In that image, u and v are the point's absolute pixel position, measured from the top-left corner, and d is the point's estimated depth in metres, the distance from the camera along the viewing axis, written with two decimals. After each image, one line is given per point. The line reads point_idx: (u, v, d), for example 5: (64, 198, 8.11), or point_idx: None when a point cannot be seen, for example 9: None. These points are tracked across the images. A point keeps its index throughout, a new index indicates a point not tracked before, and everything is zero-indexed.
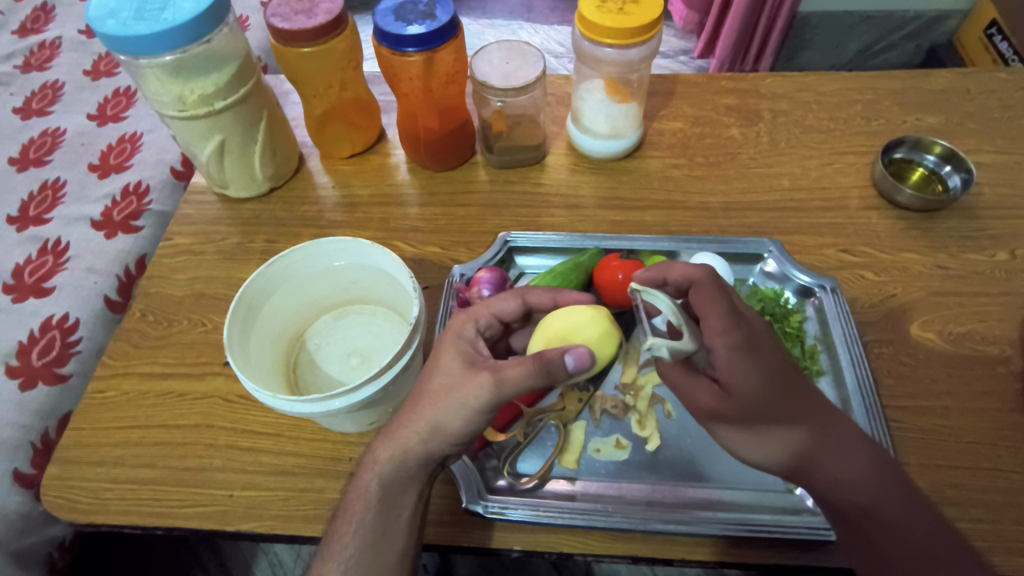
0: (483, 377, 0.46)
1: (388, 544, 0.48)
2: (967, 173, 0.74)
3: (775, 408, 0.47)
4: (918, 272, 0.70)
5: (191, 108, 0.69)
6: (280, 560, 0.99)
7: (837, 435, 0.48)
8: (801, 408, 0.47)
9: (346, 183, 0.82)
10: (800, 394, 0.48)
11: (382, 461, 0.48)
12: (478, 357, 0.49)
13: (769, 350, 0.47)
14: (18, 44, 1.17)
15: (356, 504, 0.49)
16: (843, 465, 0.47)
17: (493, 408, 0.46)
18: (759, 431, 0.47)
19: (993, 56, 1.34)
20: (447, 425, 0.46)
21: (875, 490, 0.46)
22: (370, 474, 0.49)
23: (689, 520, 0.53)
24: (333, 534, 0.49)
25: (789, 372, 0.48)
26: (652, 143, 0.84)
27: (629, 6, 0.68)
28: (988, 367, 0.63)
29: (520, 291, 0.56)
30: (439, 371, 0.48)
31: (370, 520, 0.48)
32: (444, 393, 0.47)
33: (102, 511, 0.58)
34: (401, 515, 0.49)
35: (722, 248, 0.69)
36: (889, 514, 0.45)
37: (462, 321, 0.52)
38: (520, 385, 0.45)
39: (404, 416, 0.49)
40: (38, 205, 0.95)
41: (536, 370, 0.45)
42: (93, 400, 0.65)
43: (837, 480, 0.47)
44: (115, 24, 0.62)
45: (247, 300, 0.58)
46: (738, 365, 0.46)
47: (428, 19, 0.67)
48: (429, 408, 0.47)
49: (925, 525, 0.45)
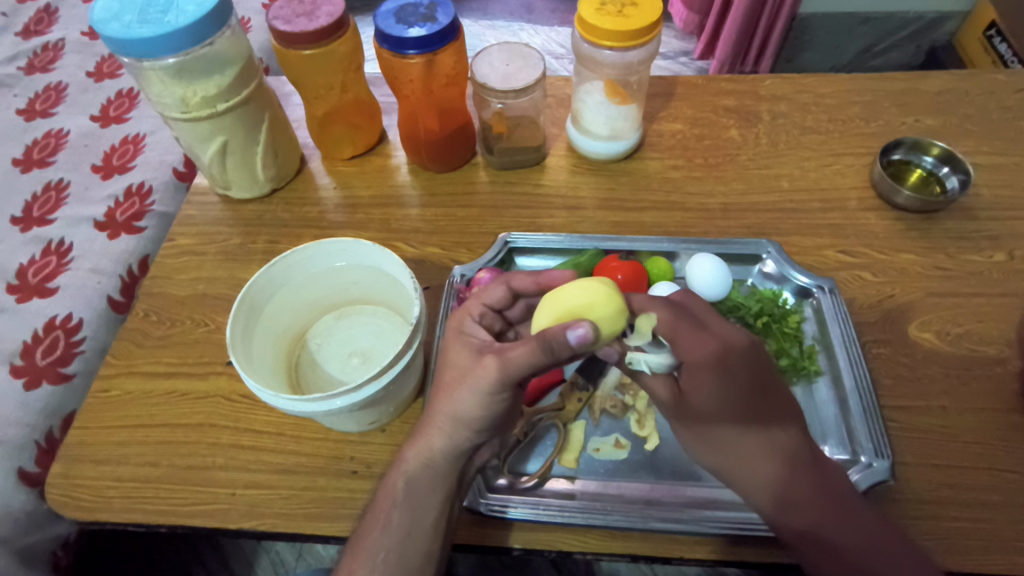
0: (489, 360, 0.47)
1: (416, 544, 0.48)
2: (965, 173, 0.75)
3: (734, 420, 0.48)
4: (916, 273, 0.71)
5: (195, 110, 0.69)
6: (282, 559, 1.00)
7: (799, 455, 0.48)
8: (762, 421, 0.48)
9: (347, 184, 0.83)
10: (766, 408, 0.48)
11: (409, 460, 0.50)
12: (484, 345, 0.50)
13: (740, 367, 0.47)
14: (21, 45, 1.18)
15: (384, 503, 0.49)
16: (796, 485, 0.47)
17: (507, 387, 0.47)
18: (714, 438, 0.48)
19: (993, 57, 1.34)
20: (463, 411, 0.48)
21: (822, 515, 0.47)
22: (397, 473, 0.50)
23: (687, 519, 0.53)
24: (362, 531, 0.50)
25: (753, 391, 0.48)
26: (652, 144, 0.84)
27: (629, 9, 0.69)
28: (985, 367, 0.63)
29: (502, 279, 0.56)
30: (449, 366, 0.50)
31: (399, 519, 0.49)
32: (458, 383, 0.48)
33: (106, 509, 0.59)
34: (427, 516, 0.49)
35: (721, 249, 0.70)
36: (834, 534, 0.46)
37: (460, 317, 0.54)
38: (525, 363, 0.45)
39: (428, 417, 0.50)
40: (42, 206, 0.96)
41: (537, 348, 0.45)
42: (97, 399, 0.66)
43: (787, 498, 0.47)
44: (119, 26, 0.63)
45: (249, 300, 0.59)
46: (703, 385, 0.47)
47: (429, 22, 0.68)
48: (446, 402, 0.49)
49: (873, 546, 0.46)
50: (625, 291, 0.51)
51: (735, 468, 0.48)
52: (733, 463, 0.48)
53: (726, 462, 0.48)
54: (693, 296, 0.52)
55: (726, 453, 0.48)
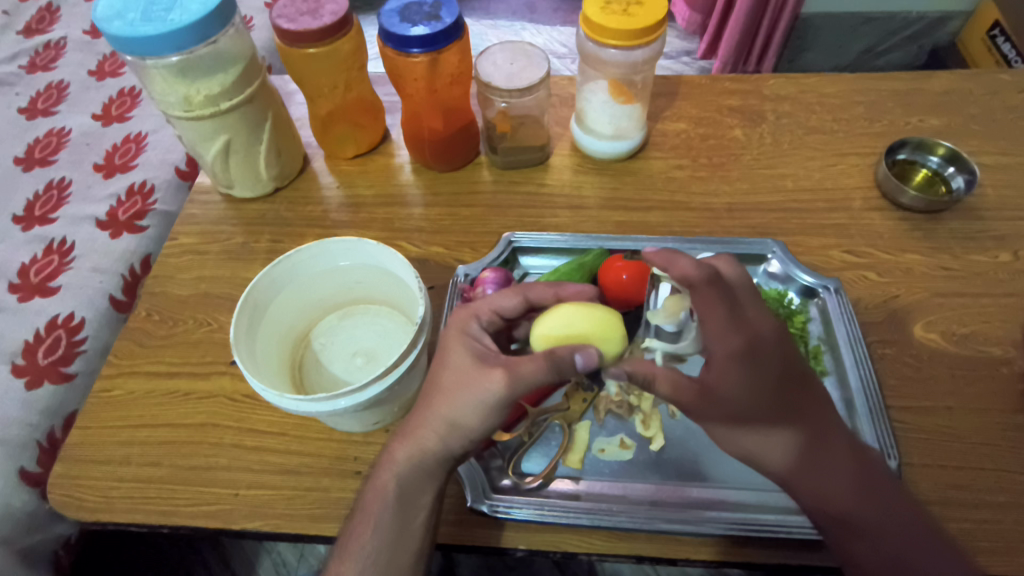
0: (497, 373, 0.46)
1: (405, 544, 0.49)
2: (970, 173, 0.74)
3: (765, 414, 0.47)
4: (921, 273, 0.70)
5: (197, 108, 0.69)
6: (283, 559, 1.00)
7: (825, 441, 0.48)
8: (790, 410, 0.48)
9: (350, 183, 0.83)
10: (794, 398, 0.48)
11: (400, 460, 0.49)
12: (489, 352, 0.49)
13: (769, 357, 0.46)
14: (23, 44, 1.18)
15: (374, 504, 0.49)
16: (827, 472, 0.47)
17: (512, 403, 0.47)
18: (742, 434, 0.48)
19: (996, 57, 1.34)
20: (464, 421, 0.47)
21: (854, 500, 0.46)
22: (388, 474, 0.49)
23: (693, 520, 0.53)
24: (350, 533, 0.49)
25: (781, 378, 0.47)
26: (656, 144, 0.84)
27: (634, 7, 0.68)
28: (991, 368, 0.63)
29: (519, 288, 0.55)
30: (449, 369, 0.49)
31: (388, 520, 0.48)
32: (459, 391, 0.47)
33: (108, 509, 0.59)
34: (417, 516, 0.49)
35: (726, 249, 0.70)
36: (870, 523, 0.46)
37: (465, 318, 0.52)
38: (534, 380, 0.46)
39: (421, 416, 0.49)
40: (44, 205, 0.95)
41: (549, 366, 0.46)
42: (99, 399, 0.66)
43: (820, 488, 0.47)
44: (123, 24, 0.62)
45: (253, 300, 0.59)
46: (731, 374, 0.46)
47: (433, 20, 0.67)
48: (445, 407, 0.48)
49: (908, 533, 0.46)
50: (666, 258, 0.45)
51: (765, 460, 0.48)
52: (764, 454, 0.48)
53: (756, 456, 0.48)
54: (736, 272, 0.48)
55: (757, 444, 0.48)
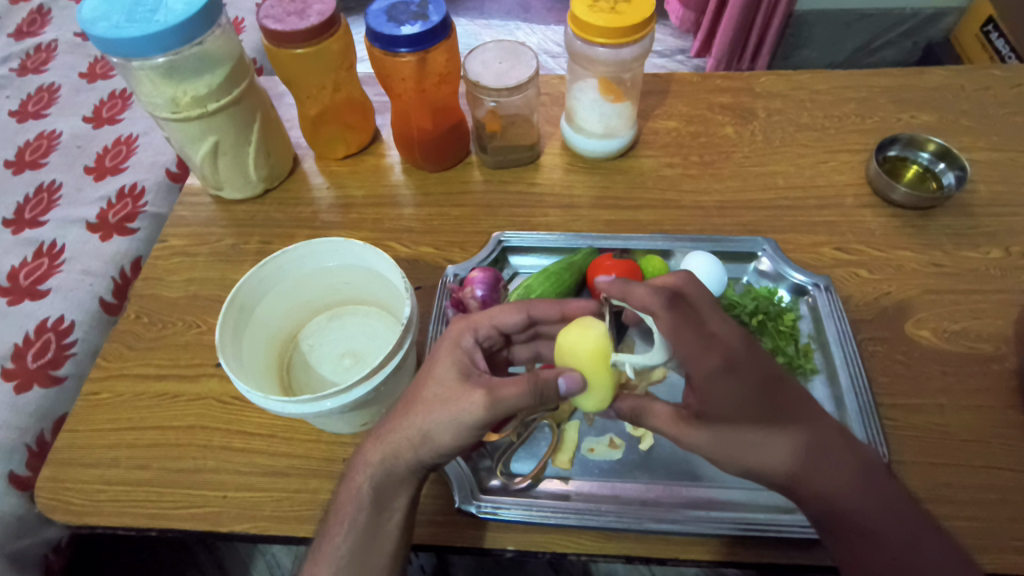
0: (478, 393, 0.45)
1: (378, 546, 0.48)
2: (961, 170, 0.74)
3: (756, 419, 0.46)
4: (912, 270, 0.70)
5: (185, 110, 0.69)
6: (278, 561, 0.99)
7: (823, 440, 0.47)
8: (780, 416, 0.46)
9: (340, 184, 0.82)
10: (783, 401, 0.47)
11: (373, 463, 0.48)
12: (475, 369, 0.49)
13: (746, 363, 0.47)
14: (14, 47, 1.18)
15: (348, 505, 0.49)
16: (828, 471, 0.46)
17: (488, 425, 0.46)
18: (739, 444, 0.46)
19: (990, 53, 1.34)
20: (437, 435, 0.46)
21: (856, 497, 0.46)
22: (363, 475, 0.48)
23: (684, 520, 0.53)
24: (324, 535, 0.49)
25: (764, 386, 0.47)
26: (647, 142, 0.84)
27: (622, 5, 0.68)
28: (982, 365, 0.62)
29: (524, 304, 0.56)
30: (433, 381, 0.48)
31: (362, 522, 0.48)
32: (439, 404, 0.46)
33: (96, 512, 0.58)
34: (392, 518, 0.49)
35: (716, 247, 0.69)
36: (872, 521, 0.45)
37: (462, 329, 0.52)
38: (513, 405, 0.46)
39: (397, 422, 0.48)
40: (33, 208, 0.95)
41: (531, 391, 0.46)
42: (88, 401, 0.65)
43: (820, 489, 0.46)
44: (108, 26, 0.62)
45: (238, 302, 0.58)
46: (715, 387, 0.46)
47: (420, 19, 0.67)
48: (422, 418, 0.47)
49: (906, 528, 0.45)
50: (623, 290, 0.48)
51: (764, 469, 0.46)
52: (764, 462, 0.46)
53: (755, 464, 0.46)
54: (693, 283, 0.50)
55: (756, 455, 0.46)
